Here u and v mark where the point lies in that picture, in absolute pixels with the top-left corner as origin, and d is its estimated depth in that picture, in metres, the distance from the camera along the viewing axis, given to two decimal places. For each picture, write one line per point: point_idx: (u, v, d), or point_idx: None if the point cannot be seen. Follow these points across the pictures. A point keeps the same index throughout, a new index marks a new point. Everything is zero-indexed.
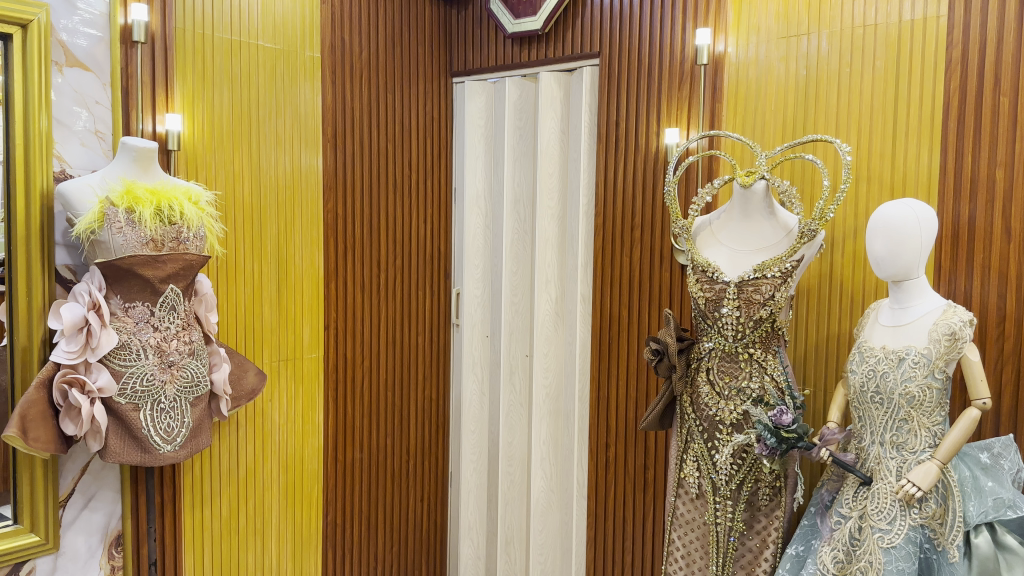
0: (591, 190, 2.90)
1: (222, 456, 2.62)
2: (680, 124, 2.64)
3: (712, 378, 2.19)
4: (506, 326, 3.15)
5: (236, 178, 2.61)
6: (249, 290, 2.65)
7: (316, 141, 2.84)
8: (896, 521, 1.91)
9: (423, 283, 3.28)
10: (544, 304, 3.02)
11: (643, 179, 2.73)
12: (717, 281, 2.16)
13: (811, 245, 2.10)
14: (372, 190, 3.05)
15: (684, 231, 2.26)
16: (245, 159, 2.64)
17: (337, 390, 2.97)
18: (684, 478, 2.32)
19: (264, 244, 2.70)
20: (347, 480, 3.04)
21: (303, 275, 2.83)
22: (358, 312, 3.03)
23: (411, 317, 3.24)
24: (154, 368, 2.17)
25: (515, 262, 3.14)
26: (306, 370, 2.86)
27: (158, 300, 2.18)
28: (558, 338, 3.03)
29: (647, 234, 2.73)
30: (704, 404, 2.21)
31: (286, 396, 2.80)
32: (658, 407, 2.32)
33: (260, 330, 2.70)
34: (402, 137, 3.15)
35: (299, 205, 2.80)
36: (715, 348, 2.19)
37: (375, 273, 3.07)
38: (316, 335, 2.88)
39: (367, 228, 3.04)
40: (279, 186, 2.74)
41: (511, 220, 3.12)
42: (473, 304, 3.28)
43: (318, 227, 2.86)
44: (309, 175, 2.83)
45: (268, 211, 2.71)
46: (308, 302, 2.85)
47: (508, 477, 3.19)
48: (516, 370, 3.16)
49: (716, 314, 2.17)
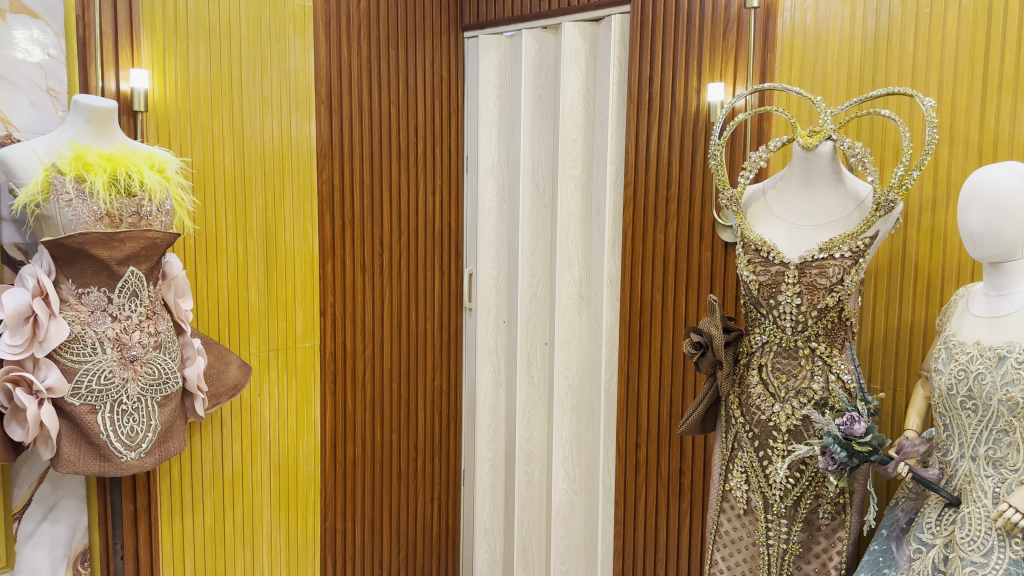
0: (619, 157, 2.55)
1: (202, 458, 2.33)
2: (725, 78, 2.28)
3: (765, 377, 1.87)
4: (523, 311, 2.82)
5: (214, 145, 2.30)
6: (232, 273, 2.35)
7: (307, 104, 2.51)
8: (993, 554, 1.55)
9: (433, 263, 2.94)
10: (566, 287, 2.69)
11: (681, 143, 2.38)
12: (773, 263, 1.83)
13: (887, 220, 1.77)
14: (373, 159, 2.72)
15: (733, 203, 1.92)
16: (225, 124, 2.33)
17: (335, 383, 2.65)
18: (729, 491, 2.01)
19: (250, 220, 2.39)
20: (348, 483, 2.73)
21: (295, 255, 2.51)
22: (359, 296, 2.70)
23: (420, 301, 2.91)
24: (114, 364, 1.86)
25: (533, 238, 2.80)
26: (300, 361, 2.55)
27: (117, 285, 1.86)
28: (581, 324, 2.70)
29: (686, 206, 2.38)
30: (755, 407, 1.89)
31: (276, 390, 2.50)
32: (700, 408, 1.99)
33: (246, 317, 2.40)
34: (407, 100, 2.81)
35: (290, 175, 2.48)
36: (770, 341, 1.86)
37: (377, 253, 2.74)
38: (310, 321, 2.57)
39: (368, 202, 2.70)
40: (265, 154, 2.42)
41: (528, 193, 2.79)
42: (488, 286, 2.95)
43: (311, 200, 2.54)
44: (300, 142, 2.51)
45: (253, 183, 2.39)
46: (302, 284, 2.53)
47: (526, 477, 2.87)
48: (534, 360, 2.84)
49: (771, 302, 1.84)
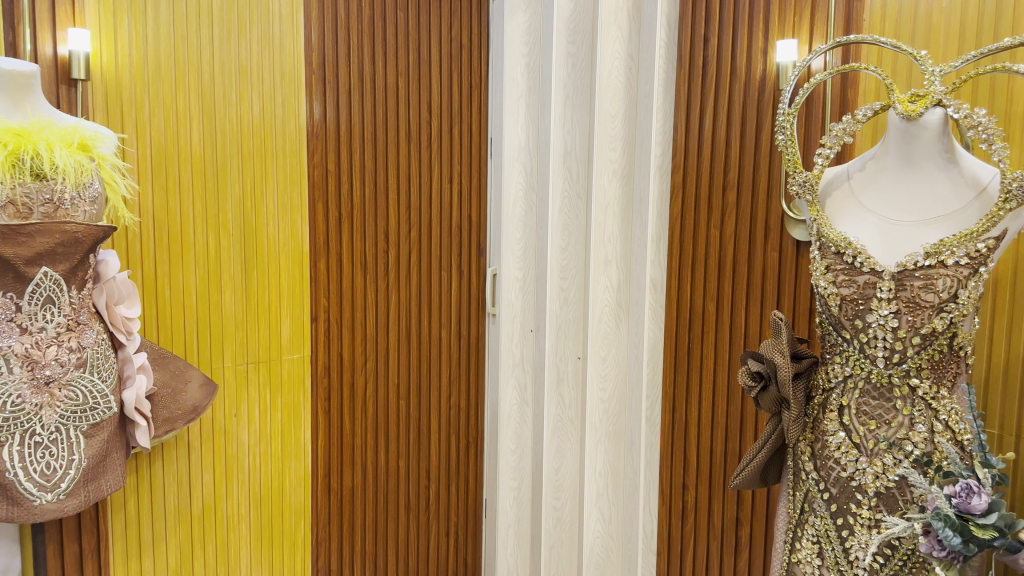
0: (667, 135, 2.09)
1: (166, 490, 1.98)
2: (798, 36, 1.82)
3: (848, 424, 1.42)
4: (552, 321, 2.39)
5: (179, 120, 1.94)
6: (201, 272, 2.00)
7: (294, 73, 2.13)
8: None
9: (450, 261, 2.53)
10: (601, 293, 2.25)
11: (744, 118, 1.92)
12: (861, 271, 1.37)
13: (1020, 215, 1.29)
14: (378, 139, 2.32)
15: (806, 189, 1.47)
16: (193, 95, 1.96)
17: (329, 401, 2.27)
18: (796, 566, 1.55)
19: (225, 210, 2.03)
20: (345, 517, 2.35)
21: (280, 251, 2.14)
22: (360, 301, 2.31)
23: (434, 306, 2.50)
24: (24, 387, 1.49)
25: (564, 234, 2.37)
26: (286, 375, 2.18)
27: (27, 289, 1.48)
28: (619, 336, 2.26)
29: (747, 197, 1.92)
30: (833, 461, 1.44)
31: (256, 409, 2.13)
32: (761, 456, 1.54)
33: (219, 325, 2.04)
34: (420, 71, 2.40)
35: (272, 158, 2.11)
36: (855, 375, 1.41)
37: (381, 250, 2.35)
38: (299, 329, 2.20)
39: (371, 190, 2.30)
40: (242, 133, 2.05)
41: (560, 179, 2.36)
42: (513, 290, 2.52)
43: (299, 187, 2.16)
44: (286, 118, 2.13)
45: (227, 165, 2.03)
46: (288, 286, 2.16)
47: (555, 514, 2.44)
48: (564, 378, 2.41)
49: (857, 324, 1.39)
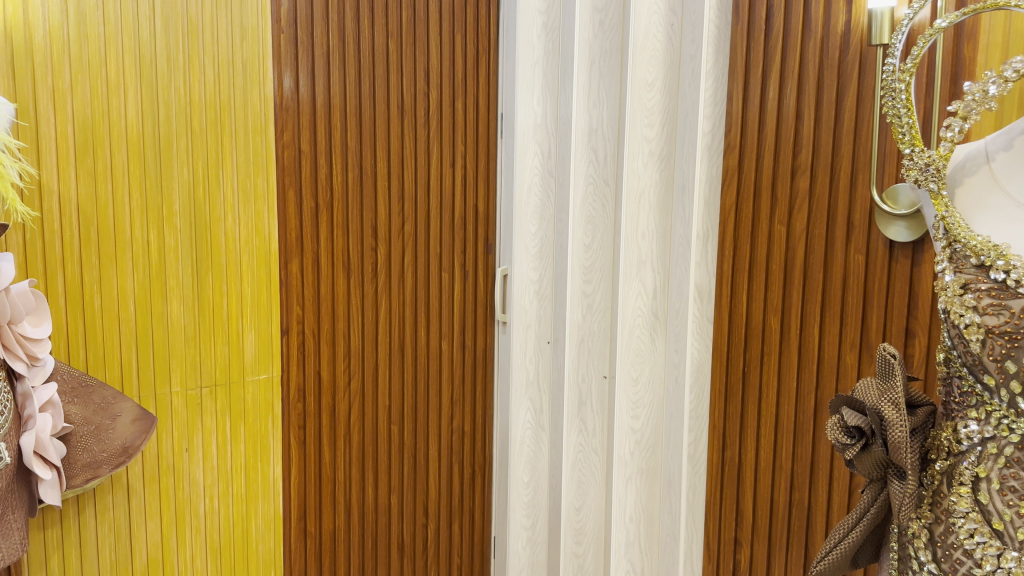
0: (719, 108, 1.68)
1: (99, 543, 1.61)
2: None
3: (986, 505, 1.00)
4: (572, 332, 1.99)
5: (108, 88, 1.54)
6: (140, 276, 1.62)
7: (258, 33, 1.72)
8: None
9: (453, 261, 2.13)
10: (632, 300, 1.85)
11: (822, 85, 1.51)
12: (1017, 294, 0.98)
13: None
14: (365, 115, 1.91)
15: (930, 175, 1.07)
16: (127, 57, 1.56)
17: (304, 430, 1.89)
18: None
19: (170, 199, 1.64)
20: (325, 566, 1.97)
21: (240, 249, 1.75)
22: (343, 310, 1.92)
23: (434, 314, 2.10)
24: None
25: (589, 229, 1.97)
26: (250, 401, 1.80)
27: None
28: (655, 356, 1.86)
29: (824, 185, 1.51)
30: (962, 555, 1.02)
31: (214, 443, 1.75)
32: (855, 535, 1.14)
33: (166, 341, 1.66)
34: (415, 32, 1.98)
35: (230, 136, 1.71)
36: (999, 439, 1.00)
37: (368, 249, 1.95)
38: (266, 345, 1.81)
39: (355, 177, 1.91)
40: (192, 104, 1.65)
41: (583, 162, 1.94)
42: (526, 295, 2.09)
43: (266, 172, 1.76)
44: (247, 88, 1.72)
45: (172, 145, 1.63)
46: (252, 292, 1.78)
47: (575, 562, 2.06)
48: (587, 401, 2.01)
49: (1006, 368, 0.98)
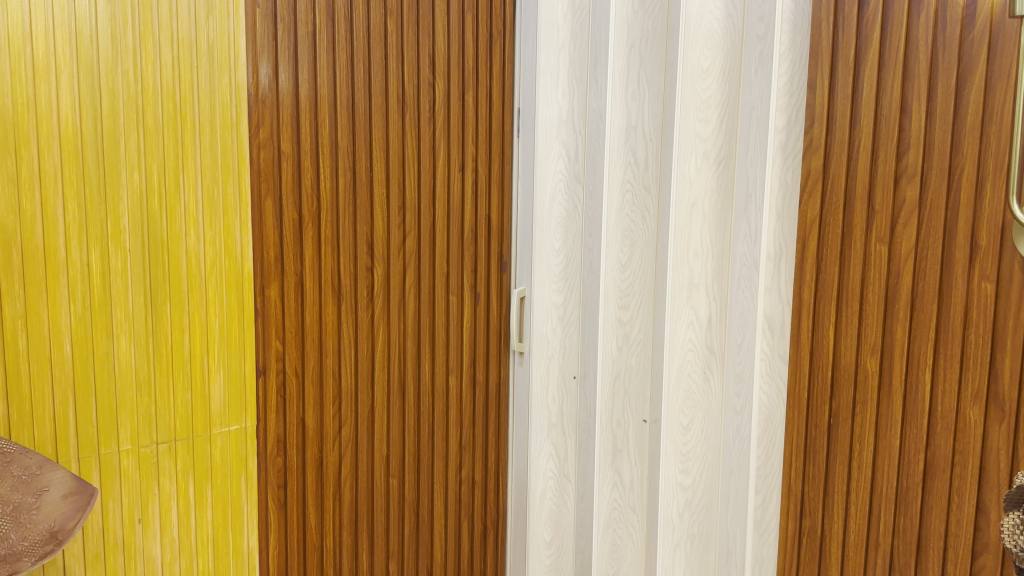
0: (796, 98, 1.36)
1: None
2: None
3: None
4: (606, 367, 1.69)
5: (34, 71, 1.20)
6: (78, 309, 1.28)
7: (228, 4, 1.38)
8: None
9: (463, 281, 1.80)
10: (682, 332, 1.54)
11: (939, 71, 1.20)
12: None
13: None
14: (359, 109, 1.58)
15: None
16: (59, 32, 1.21)
17: (285, 489, 1.56)
18: None
19: (117, 211, 1.30)
20: None
21: (206, 273, 1.41)
22: (333, 343, 1.59)
23: (441, 344, 1.78)
24: None
25: (627, 243, 1.66)
26: (217, 459, 1.45)
27: None
28: (710, 398, 1.54)
29: (941, 197, 1.21)
30: None
31: (174, 512, 1.41)
32: None
33: (112, 388, 1.32)
34: (419, 10, 1.66)
35: (192, 133, 1.37)
36: None
37: (363, 269, 1.62)
38: (238, 388, 1.47)
39: (348, 182, 1.58)
40: (146, 92, 1.31)
41: (618, 165, 1.64)
42: (549, 321, 1.80)
43: (239, 177, 1.43)
44: (215, 74, 1.38)
45: (119, 144, 1.29)
46: (221, 324, 1.44)
47: None
48: (623, 450, 1.71)
49: None
